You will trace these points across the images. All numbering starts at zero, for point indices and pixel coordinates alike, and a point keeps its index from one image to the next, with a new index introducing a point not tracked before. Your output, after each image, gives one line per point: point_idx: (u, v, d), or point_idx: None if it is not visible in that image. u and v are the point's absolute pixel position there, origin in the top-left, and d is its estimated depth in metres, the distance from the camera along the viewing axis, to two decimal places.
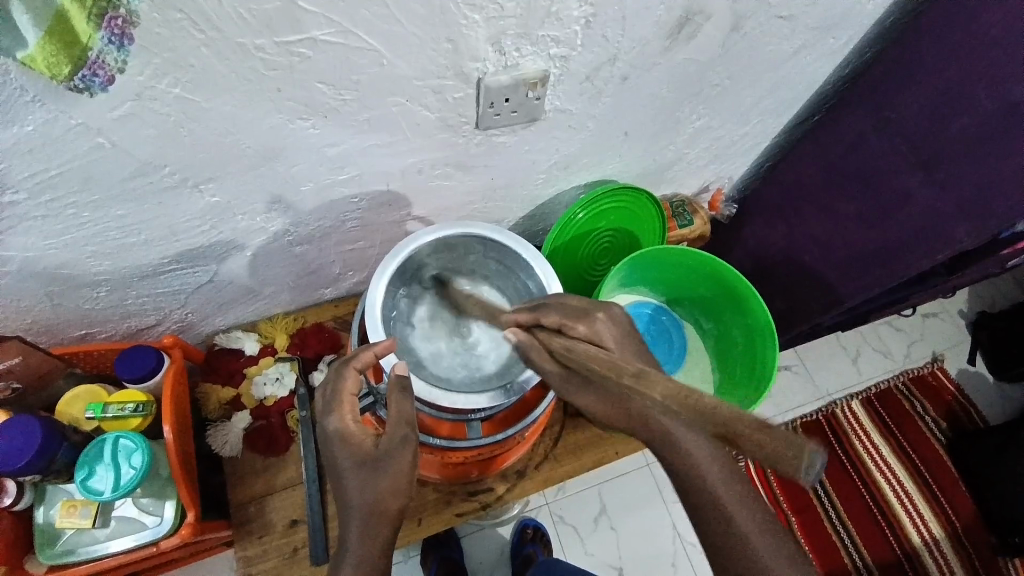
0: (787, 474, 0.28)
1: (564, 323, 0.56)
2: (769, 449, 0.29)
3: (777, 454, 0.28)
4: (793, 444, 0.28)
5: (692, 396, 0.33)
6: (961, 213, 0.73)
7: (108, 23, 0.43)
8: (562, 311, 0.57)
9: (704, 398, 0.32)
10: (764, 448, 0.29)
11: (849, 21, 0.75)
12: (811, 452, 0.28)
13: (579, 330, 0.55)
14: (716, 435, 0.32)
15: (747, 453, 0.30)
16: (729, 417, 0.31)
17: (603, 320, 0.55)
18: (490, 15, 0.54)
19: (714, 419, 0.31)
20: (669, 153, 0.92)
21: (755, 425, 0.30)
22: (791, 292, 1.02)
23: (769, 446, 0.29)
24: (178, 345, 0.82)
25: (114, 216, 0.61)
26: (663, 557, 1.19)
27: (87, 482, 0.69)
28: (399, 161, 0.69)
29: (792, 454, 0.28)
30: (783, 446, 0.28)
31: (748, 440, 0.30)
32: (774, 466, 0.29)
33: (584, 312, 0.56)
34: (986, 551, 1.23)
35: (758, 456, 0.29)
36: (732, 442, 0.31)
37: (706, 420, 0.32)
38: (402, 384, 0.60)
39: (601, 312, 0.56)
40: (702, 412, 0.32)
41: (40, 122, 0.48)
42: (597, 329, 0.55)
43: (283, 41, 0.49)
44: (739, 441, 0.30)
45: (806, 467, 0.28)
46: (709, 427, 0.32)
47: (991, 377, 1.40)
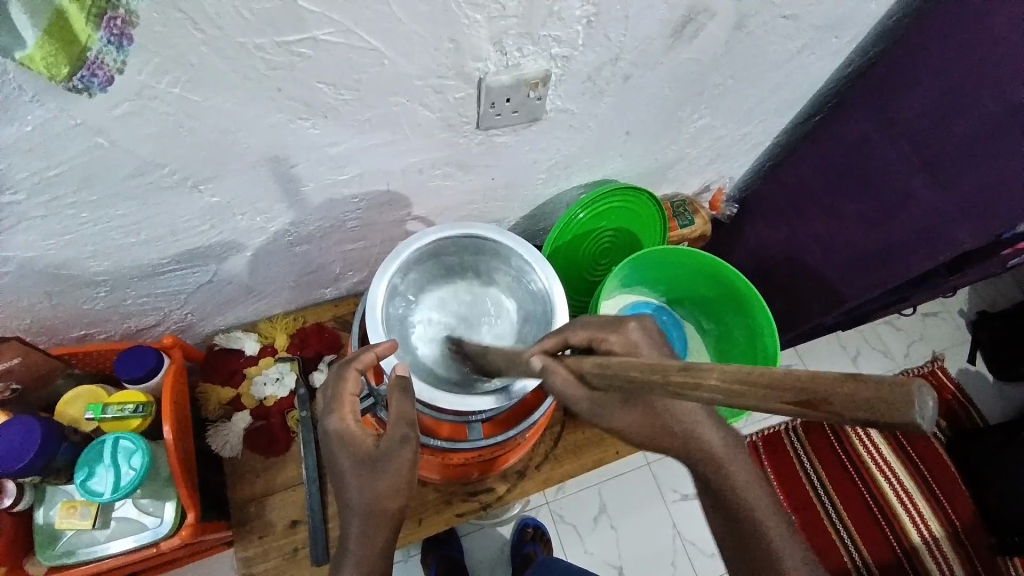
0: (894, 421, 0.26)
1: (592, 338, 0.54)
2: (871, 398, 0.27)
3: (879, 406, 0.27)
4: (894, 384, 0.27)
5: (758, 370, 0.31)
6: (962, 214, 0.73)
7: (107, 23, 0.42)
8: (590, 325, 0.55)
9: (771, 371, 0.30)
10: (863, 395, 0.27)
11: (852, 20, 0.75)
12: (917, 389, 0.26)
13: (610, 342, 0.53)
14: (794, 407, 0.30)
15: (836, 413, 0.28)
16: (807, 379, 0.29)
17: (636, 330, 0.53)
18: (492, 14, 0.53)
19: (796, 382, 0.29)
20: (671, 153, 0.92)
21: (840, 380, 0.28)
22: (792, 291, 1.02)
23: (868, 394, 0.27)
24: (177, 345, 0.82)
25: (113, 216, 0.61)
26: (664, 556, 1.19)
27: (86, 483, 0.69)
28: (399, 161, 0.69)
29: (897, 392, 0.26)
30: (882, 392, 0.27)
31: (842, 401, 0.28)
32: (877, 415, 0.27)
33: (615, 322, 0.54)
34: (985, 551, 1.23)
35: (856, 409, 0.27)
36: (817, 405, 0.29)
37: (780, 390, 0.30)
38: (403, 385, 0.59)
39: (632, 321, 0.53)
40: (773, 384, 0.30)
41: (39, 121, 0.48)
42: (632, 340, 0.52)
43: (283, 41, 0.49)
44: (828, 400, 0.28)
45: (919, 401, 0.26)
46: (786, 397, 0.30)
47: (991, 377, 1.40)
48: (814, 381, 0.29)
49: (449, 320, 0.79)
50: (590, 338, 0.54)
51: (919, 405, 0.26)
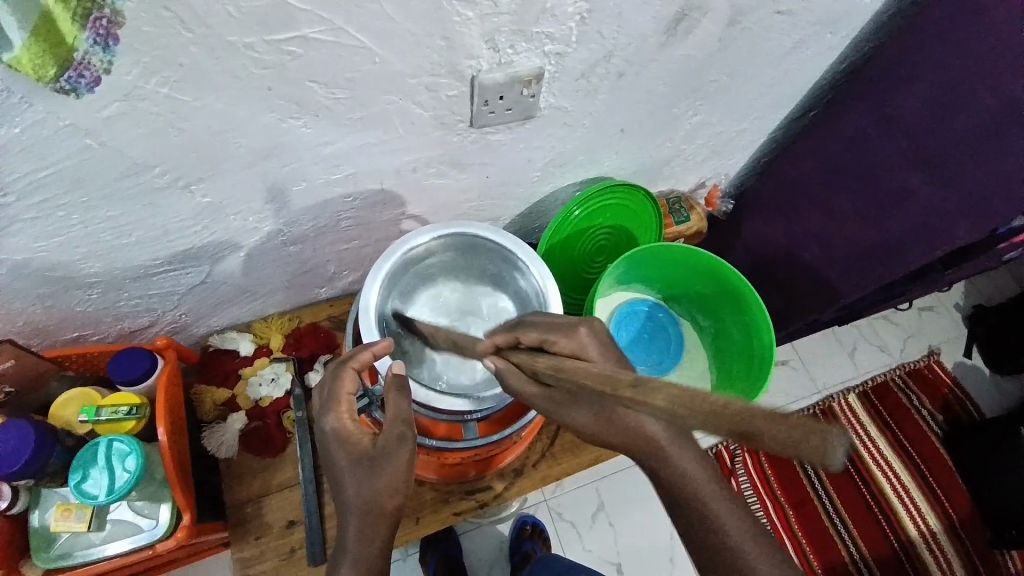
0: (808, 461, 0.28)
1: (545, 340, 0.53)
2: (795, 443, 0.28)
3: (799, 447, 0.28)
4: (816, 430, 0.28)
5: (695, 394, 0.31)
6: (961, 211, 0.73)
7: (94, 24, 0.42)
8: (542, 327, 0.55)
9: (711, 398, 0.30)
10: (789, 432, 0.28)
11: (846, 15, 0.75)
12: (835, 436, 0.28)
13: (562, 347, 0.52)
14: (723, 435, 0.30)
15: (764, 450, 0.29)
16: (744, 413, 0.29)
17: (586, 335, 0.53)
18: (485, 11, 0.53)
19: (725, 415, 0.30)
20: (666, 149, 0.91)
21: (768, 414, 0.28)
22: (789, 287, 1.02)
23: (794, 437, 0.28)
24: (172, 347, 0.81)
25: (105, 217, 0.60)
26: (662, 553, 1.19)
27: (81, 485, 0.69)
28: (392, 159, 0.68)
29: (817, 439, 0.28)
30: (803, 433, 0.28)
31: (768, 439, 0.28)
32: (800, 455, 0.28)
33: (567, 327, 0.54)
34: (981, 543, 1.23)
35: (779, 446, 0.28)
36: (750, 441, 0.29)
37: (718, 420, 0.30)
38: (400, 383, 0.60)
39: (585, 327, 0.54)
40: (709, 412, 0.30)
41: (28, 123, 0.47)
42: (582, 344, 0.53)
43: (273, 39, 0.48)
44: (758, 437, 0.28)
45: (832, 447, 0.28)
46: (721, 428, 0.30)
47: (987, 371, 1.40)
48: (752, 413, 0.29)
49: (456, 300, 0.81)
50: (540, 341, 0.53)
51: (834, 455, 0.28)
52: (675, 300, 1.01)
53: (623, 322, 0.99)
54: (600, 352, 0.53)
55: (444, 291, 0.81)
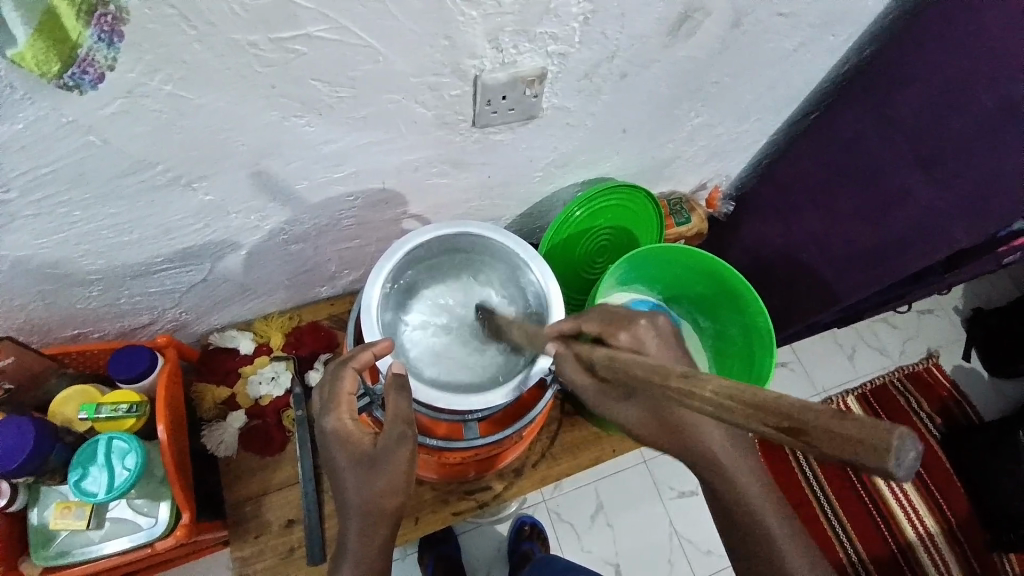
0: (870, 464, 0.29)
1: (603, 331, 0.58)
2: (848, 436, 0.29)
3: (863, 450, 0.29)
4: (874, 427, 0.29)
5: (751, 391, 0.34)
6: (960, 212, 0.73)
7: (99, 20, 0.42)
8: (602, 318, 0.59)
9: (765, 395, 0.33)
10: (847, 431, 0.29)
11: (849, 17, 0.75)
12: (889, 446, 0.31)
13: (620, 338, 0.56)
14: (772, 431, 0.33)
15: (816, 446, 0.31)
16: (796, 410, 0.32)
17: (646, 328, 0.57)
18: (488, 11, 0.53)
19: (774, 410, 0.33)
20: (667, 151, 0.91)
21: (826, 414, 0.31)
22: (788, 289, 1.02)
23: (850, 433, 0.29)
24: (172, 344, 0.82)
25: (106, 215, 0.60)
26: (660, 553, 1.19)
27: (80, 484, 0.69)
28: (395, 158, 0.68)
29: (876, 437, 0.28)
30: (864, 432, 0.29)
31: (818, 437, 0.30)
32: (854, 458, 0.29)
33: (625, 319, 0.57)
34: (979, 545, 1.24)
35: (831, 446, 0.30)
36: (800, 437, 0.31)
37: (765, 413, 0.33)
38: (400, 383, 0.59)
39: (644, 319, 0.57)
40: (763, 407, 0.33)
41: (30, 119, 0.47)
42: (640, 337, 0.56)
43: (276, 38, 0.48)
44: (811, 434, 0.31)
45: (896, 450, 0.28)
46: (773, 419, 0.32)
47: (985, 373, 1.41)
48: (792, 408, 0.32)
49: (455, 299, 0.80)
50: (601, 332, 0.58)
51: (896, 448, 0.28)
52: (675, 301, 1.01)
53: None
54: (661, 343, 0.56)
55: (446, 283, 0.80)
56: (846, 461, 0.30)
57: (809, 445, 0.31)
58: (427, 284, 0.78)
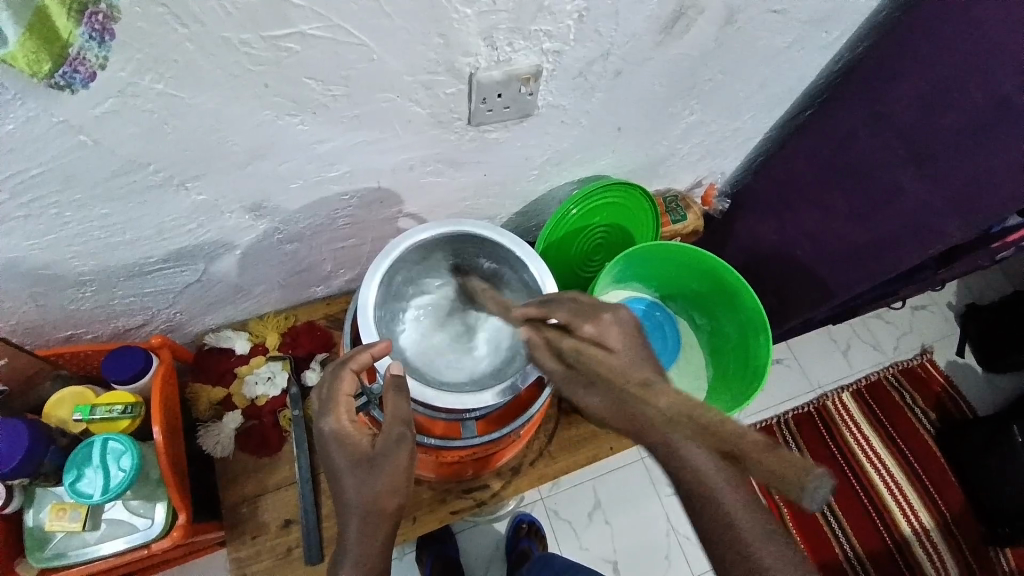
0: (789, 492, 0.31)
1: (572, 321, 0.57)
2: (773, 470, 0.31)
3: (785, 482, 0.31)
4: (800, 466, 0.31)
5: (696, 409, 0.37)
6: (951, 208, 0.73)
7: (89, 19, 0.41)
8: (570, 308, 0.58)
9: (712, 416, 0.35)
10: (776, 463, 0.32)
11: (841, 14, 0.75)
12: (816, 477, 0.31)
13: (586, 329, 0.55)
14: (717, 449, 0.35)
15: (749, 470, 0.33)
16: (735, 436, 0.34)
17: (610, 322, 0.55)
18: (482, 9, 0.53)
19: (719, 434, 0.35)
20: (662, 148, 0.91)
21: (759, 444, 0.32)
22: (783, 285, 1.02)
23: (775, 468, 0.31)
24: (166, 345, 0.81)
25: (99, 216, 0.60)
26: (658, 550, 1.20)
27: (75, 485, 0.68)
28: (389, 158, 0.68)
29: (797, 475, 0.31)
30: (789, 468, 0.31)
31: (754, 464, 0.32)
32: (778, 486, 0.32)
33: (593, 312, 0.56)
34: (975, 539, 1.25)
35: (762, 472, 0.32)
36: (738, 459, 0.34)
37: (714, 438, 0.35)
38: (398, 384, 0.61)
39: (609, 312, 0.56)
40: (708, 426, 0.35)
41: (21, 119, 0.47)
42: (604, 329, 0.54)
43: (268, 36, 0.48)
44: (744, 460, 0.33)
45: (811, 489, 0.31)
46: (714, 441, 0.35)
47: (979, 368, 1.41)
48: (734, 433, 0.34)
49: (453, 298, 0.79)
50: (568, 322, 0.57)
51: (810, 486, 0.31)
52: (671, 299, 1.02)
53: None
54: (624, 334, 0.54)
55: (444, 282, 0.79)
56: (768, 484, 0.33)
57: (746, 468, 0.33)
58: (427, 279, 0.78)
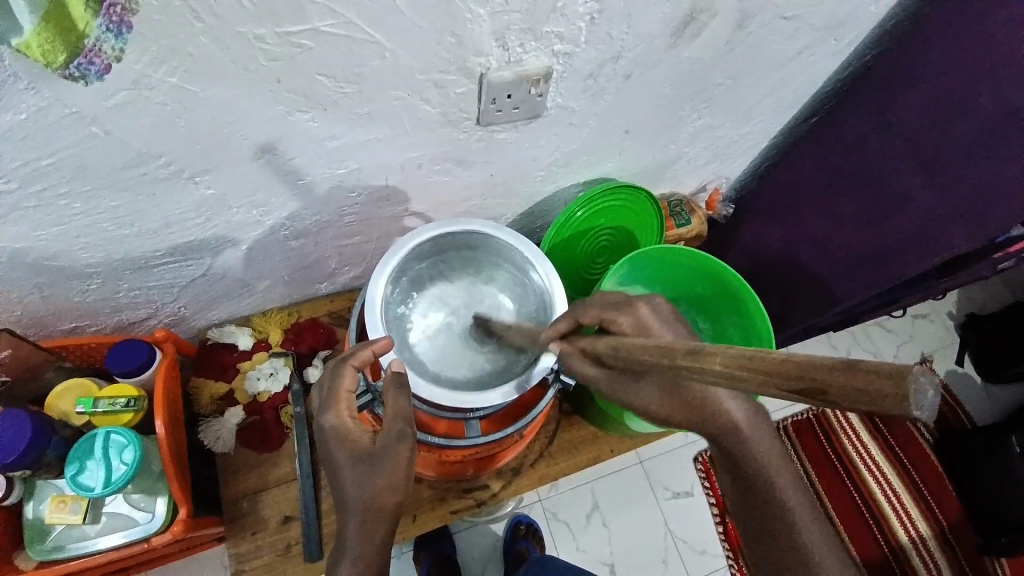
0: (893, 412, 0.27)
1: (603, 317, 0.56)
2: (867, 392, 0.28)
3: (881, 399, 0.27)
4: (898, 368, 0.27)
5: (758, 355, 0.33)
6: (959, 216, 0.73)
7: (107, 10, 0.42)
8: (599, 305, 0.57)
9: (772, 358, 0.32)
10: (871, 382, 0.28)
11: (852, 23, 0.75)
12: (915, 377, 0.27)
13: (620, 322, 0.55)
14: (793, 394, 0.31)
15: (836, 402, 0.29)
16: (809, 368, 0.30)
17: (647, 312, 0.54)
18: (496, 9, 0.53)
19: (792, 373, 0.31)
20: (669, 152, 0.92)
21: (836, 368, 0.29)
22: (787, 291, 1.02)
23: (861, 385, 0.28)
24: (171, 339, 0.81)
25: (108, 207, 0.60)
26: (655, 554, 1.20)
27: (77, 477, 0.68)
28: (398, 156, 0.68)
29: (893, 383, 0.27)
30: (879, 382, 0.28)
31: (839, 392, 0.29)
32: (876, 408, 0.28)
33: (623, 303, 0.56)
34: (971, 549, 1.25)
35: (851, 400, 0.29)
36: (817, 396, 0.30)
37: (780, 379, 0.31)
38: (400, 381, 0.60)
39: (643, 304, 0.55)
40: (773, 371, 0.31)
41: (34, 109, 0.47)
42: (643, 322, 0.54)
43: (283, 31, 0.48)
44: (825, 392, 0.30)
45: (916, 394, 0.26)
46: (784, 383, 0.31)
47: (978, 378, 1.42)
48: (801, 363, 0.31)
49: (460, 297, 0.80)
50: (599, 318, 0.56)
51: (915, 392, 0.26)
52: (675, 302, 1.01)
53: None
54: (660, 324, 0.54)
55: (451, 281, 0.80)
56: (860, 409, 0.29)
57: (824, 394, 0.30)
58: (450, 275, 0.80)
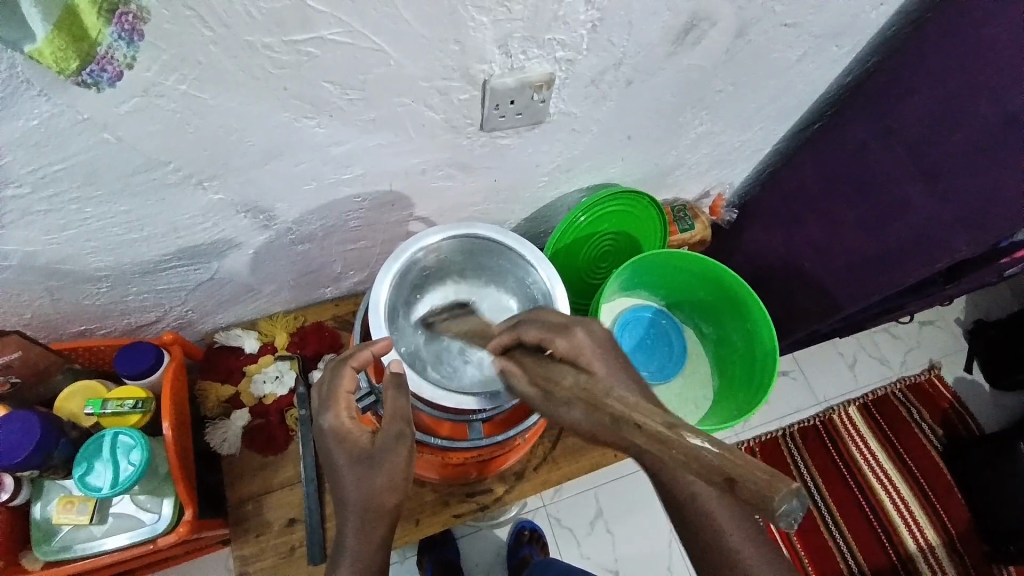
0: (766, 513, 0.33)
1: (544, 339, 0.56)
2: (752, 476, 0.33)
3: (762, 487, 0.32)
4: (773, 480, 0.32)
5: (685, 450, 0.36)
6: (959, 223, 0.73)
7: (119, 19, 0.43)
8: (541, 327, 0.57)
9: (695, 454, 0.35)
10: (754, 477, 0.33)
11: (854, 29, 0.76)
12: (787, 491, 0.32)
13: (557, 346, 0.54)
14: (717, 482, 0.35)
15: (738, 488, 0.33)
16: (725, 460, 0.34)
17: (583, 336, 0.54)
18: (498, 17, 0.54)
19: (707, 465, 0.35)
20: (671, 158, 0.92)
21: (745, 462, 0.34)
22: (790, 297, 1.02)
23: (754, 479, 0.33)
24: (178, 342, 0.82)
25: (117, 212, 0.61)
26: (659, 561, 1.19)
27: (85, 477, 0.69)
28: (402, 161, 0.69)
29: (767, 484, 0.32)
30: (760, 478, 0.33)
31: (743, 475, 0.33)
32: (759, 504, 0.33)
33: (564, 327, 0.55)
34: (978, 558, 1.24)
35: (747, 480, 0.33)
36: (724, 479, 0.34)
37: (701, 467, 0.35)
38: (398, 381, 0.61)
39: (580, 328, 0.55)
40: (699, 466, 0.35)
41: (45, 115, 0.48)
42: (578, 346, 0.53)
43: (290, 40, 0.49)
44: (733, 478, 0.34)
45: (780, 502, 0.32)
46: (710, 475, 0.35)
47: (986, 386, 1.41)
48: (696, 462, 0.35)
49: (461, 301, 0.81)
50: (540, 340, 0.56)
51: (781, 510, 0.32)
52: (678, 308, 1.02)
53: (625, 327, 0.99)
54: (595, 351, 0.53)
55: (453, 286, 0.81)
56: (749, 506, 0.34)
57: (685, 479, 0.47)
58: (433, 288, 0.80)
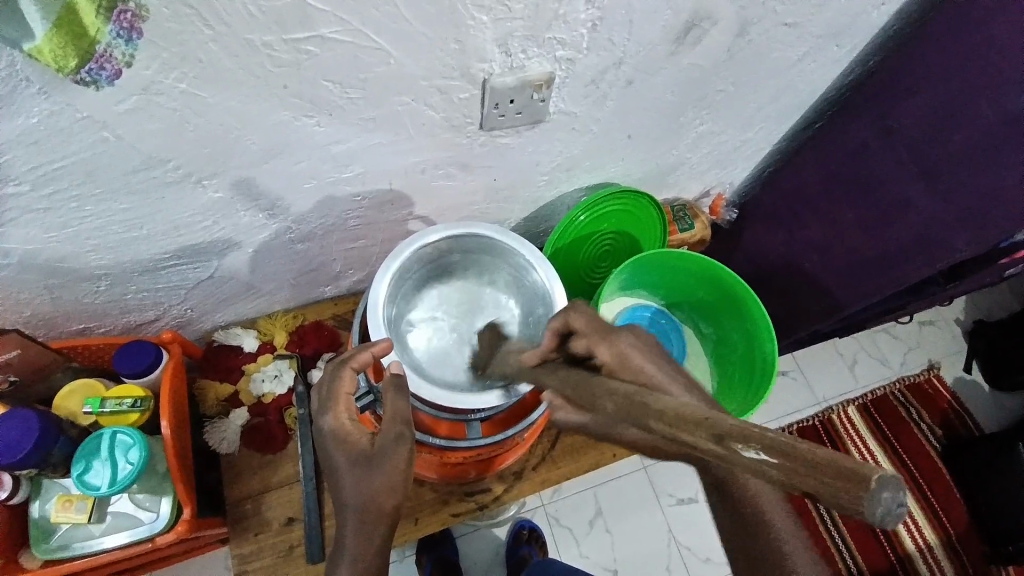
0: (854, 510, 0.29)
1: (589, 344, 0.55)
2: (829, 469, 0.30)
3: (840, 482, 0.29)
4: (855, 473, 0.29)
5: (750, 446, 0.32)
6: (959, 223, 0.73)
7: (118, 17, 0.43)
8: (585, 329, 0.56)
9: (764, 455, 0.31)
10: (828, 480, 0.29)
11: (855, 28, 0.76)
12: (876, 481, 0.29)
13: (602, 354, 0.54)
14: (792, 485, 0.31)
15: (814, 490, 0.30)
16: (795, 455, 0.31)
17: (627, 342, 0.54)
18: (499, 16, 0.54)
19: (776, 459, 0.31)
20: (671, 157, 0.92)
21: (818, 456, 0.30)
22: (790, 297, 1.02)
23: (833, 471, 0.30)
24: (177, 340, 0.82)
25: (117, 210, 0.61)
26: (658, 561, 1.19)
27: (84, 476, 0.69)
28: (403, 160, 0.69)
29: (849, 479, 0.29)
30: (835, 470, 0.30)
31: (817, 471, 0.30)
32: (840, 501, 0.29)
33: (605, 334, 0.55)
34: (977, 558, 1.24)
35: (822, 475, 0.30)
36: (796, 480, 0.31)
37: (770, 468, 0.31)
38: (398, 384, 0.61)
39: (624, 334, 0.54)
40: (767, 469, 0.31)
41: (45, 113, 0.48)
42: (623, 353, 0.53)
43: (290, 39, 0.49)
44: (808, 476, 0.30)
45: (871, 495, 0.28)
46: (784, 478, 0.31)
47: (986, 386, 1.41)
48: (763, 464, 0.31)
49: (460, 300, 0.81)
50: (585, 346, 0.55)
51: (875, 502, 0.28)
52: (677, 307, 1.02)
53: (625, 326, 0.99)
54: (642, 356, 0.52)
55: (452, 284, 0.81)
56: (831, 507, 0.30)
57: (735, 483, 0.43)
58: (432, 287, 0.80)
